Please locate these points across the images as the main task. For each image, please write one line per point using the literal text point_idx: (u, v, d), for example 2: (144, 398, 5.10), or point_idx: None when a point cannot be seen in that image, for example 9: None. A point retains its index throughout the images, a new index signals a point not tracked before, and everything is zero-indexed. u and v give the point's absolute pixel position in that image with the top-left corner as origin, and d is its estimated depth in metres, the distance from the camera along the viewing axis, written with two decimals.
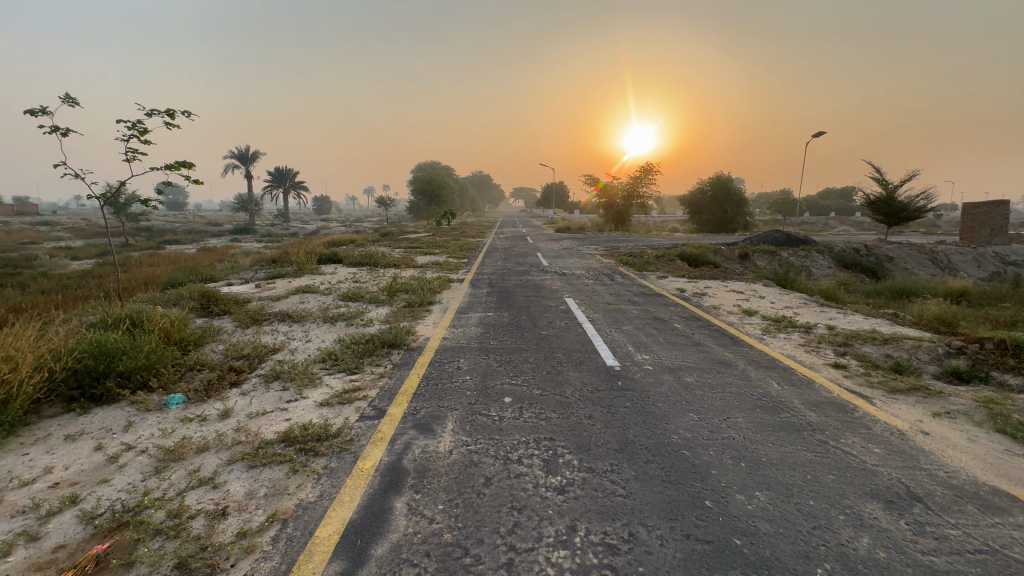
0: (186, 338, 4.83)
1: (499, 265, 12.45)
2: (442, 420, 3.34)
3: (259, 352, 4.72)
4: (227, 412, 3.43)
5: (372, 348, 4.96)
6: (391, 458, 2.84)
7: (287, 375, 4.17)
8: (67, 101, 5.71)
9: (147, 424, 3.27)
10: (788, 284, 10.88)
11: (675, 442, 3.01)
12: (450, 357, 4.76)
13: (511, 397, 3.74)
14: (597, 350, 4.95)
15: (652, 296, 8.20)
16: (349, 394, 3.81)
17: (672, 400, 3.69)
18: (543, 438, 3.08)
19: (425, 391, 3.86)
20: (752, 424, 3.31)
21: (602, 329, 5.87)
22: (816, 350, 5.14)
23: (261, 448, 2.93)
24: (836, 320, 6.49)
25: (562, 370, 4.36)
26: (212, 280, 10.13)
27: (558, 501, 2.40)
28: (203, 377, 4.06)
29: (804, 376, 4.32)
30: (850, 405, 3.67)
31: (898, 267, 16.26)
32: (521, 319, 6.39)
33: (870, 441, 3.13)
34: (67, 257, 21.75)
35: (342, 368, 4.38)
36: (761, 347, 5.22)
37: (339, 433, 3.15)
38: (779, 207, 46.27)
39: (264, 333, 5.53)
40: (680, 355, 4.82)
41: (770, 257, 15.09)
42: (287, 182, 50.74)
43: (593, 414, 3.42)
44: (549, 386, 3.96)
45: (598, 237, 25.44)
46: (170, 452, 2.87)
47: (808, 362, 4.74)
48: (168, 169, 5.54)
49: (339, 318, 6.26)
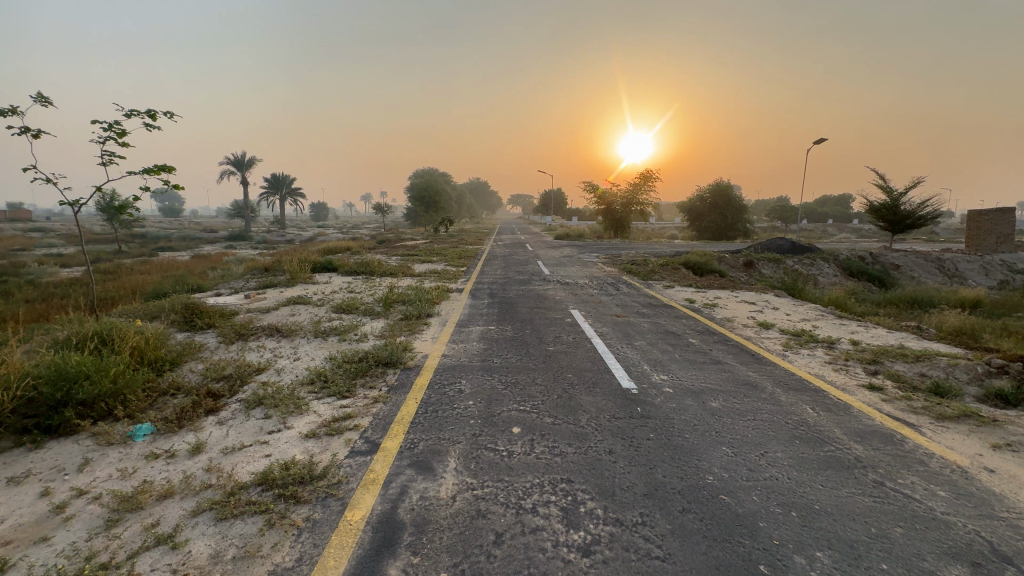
0: (162, 357, 4.44)
1: (499, 274, 12.07)
2: (443, 456, 2.95)
3: (242, 372, 4.31)
4: (199, 447, 3.02)
5: (366, 367, 4.57)
6: (385, 507, 2.43)
7: (270, 401, 3.75)
8: (40, 100, 5.34)
9: (105, 462, 2.86)
10: (797, 294, 10.56)
11: (711, 485, 2.62)
12: (451, 378, 4.36)
13: (520, 427, 3.34)
14: (610, 369, 4.56)
15: (660, 307, 7.83)
16: (339, 424, 3.40)
17: (699, 430, 3.30)
18: (559, 479, 2.69)
19: (423, 420, 3.46)
20: (795, 460, 2.92)
21: (613, 344, 5.48)
22: (845, 368, 4.77)
23: (232, 495, 2.52)
24: (858, 334, 6.13)
25: (573, 394, 3.96)
26: (199, 289, 9.71)
27: (584, 566, 2.01)
28: (177, 404, 3.64)
29: (838, 400, 3.94)
30: (898, 436, 3.30)
31: (904, 275, 15.98)
32: (525, 333, 6.00)
33: (931, 481, 2.74)
34: (55, 263, 21.29)
35: (332, 392, 3.98)
36: (785, 365, 4.84)
37: (325, 473, 2.74)
38: (779, 214, 45.97)
39: (249, 350, 5.12)
40: (700, 376, 4.43)
41: (776, 265, 14.77)
42: (284, 189, 50.35)
43: (613, 448, 3.04)
44: (561, 413, 3.56)
45: (597, 244, 25.15)
46: (126, 500, 2.45)
47: (840, 383, 4.37)
48: (148, 172, 5.11)
49: (331, 333, 5.85)
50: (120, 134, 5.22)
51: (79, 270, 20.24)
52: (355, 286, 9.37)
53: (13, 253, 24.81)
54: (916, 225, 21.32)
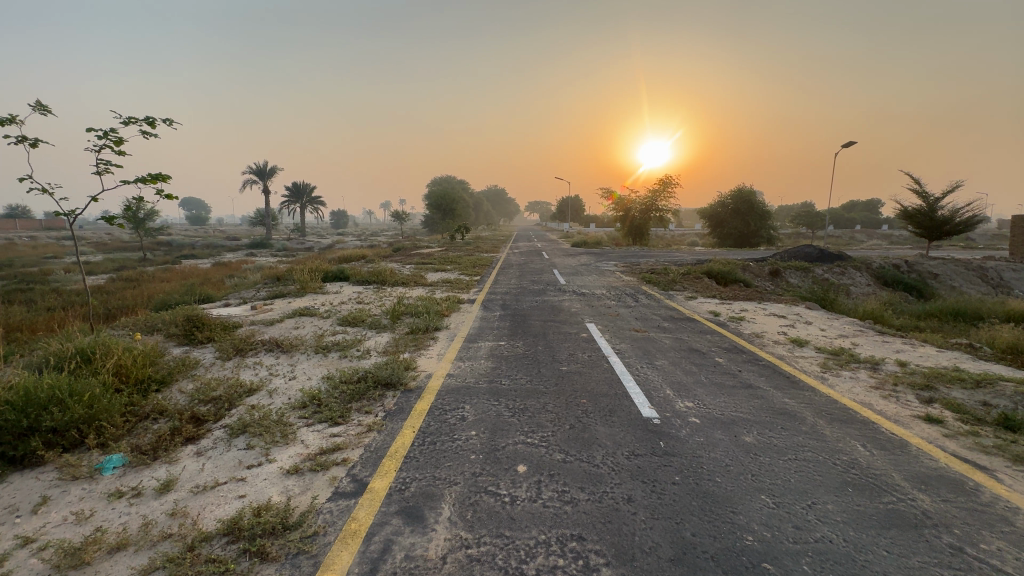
0: (150, 375, 4.19)
1: (513, 284, 11.68)
2: (436, 501, 2.58)
3: (231, 394, 4.02)
4: (167, 485, 2.71)
5: (363, 389, 4.24)
6: (361, 570, 2.07)
7: (255, 428, 3.44)
8: (38, 109, 5.22)
9: (63, 503, 2.57)
10: (830, 305, 9.91)
11: (750, 549, 2.19)
12: (453, 403, 3.99)
13: (526, 465, 2.96)
14: (629, 395, 4.13)
15: (683, 321, 7.34)
16: (326, 458, 3.07)
17: (733, 472, 2.86)
18: (570, 535, 2.29)
19: (419, 454, 3.09)
20: (849, 515, 2.47)
21: (632, 364, 5.04)
22: (894, 396, 4.24)
23: (191, 550, 2.19)
24: (905, 353, 5.55)
25: (587, 424, 3.54)
26: (209, 300, 9.58)
27: None
28: (156, 431, 3.37)
29: (891, 436, 3.44)
30: (971, 484, 2.79)
31: (944, 284, 15.09)
32: (538, 350, 5.60)
33: (1023, 548, 2.23)
34: (80, 271, 21.76)
35: (324, 418, 3.66)
36: (826, 391, 4.33)
37: (300, 523, 2.39)
38: (804, 220, 44.57)
39: (244, 368, 4.85)
40: (730, 404, 3.96)
41: (804, 275, 14.09)
42: (304, 198, 51.10)
43: (633, 495, 2.62)
44: (574, 448, 3.16)
45: (614, 252, 24.65)
46: (71, 554, 2.15)
47: (892, 414, 3.85)
48: (142, 181, 4.89)
49: (333, 349, 5.56)
50: (116, 142, 5.05)
51: (105, 277, 20.65)
52: (365, 297, 9.10)
53: (44, 258, 27.46)
54: (954, 232, 20.22)
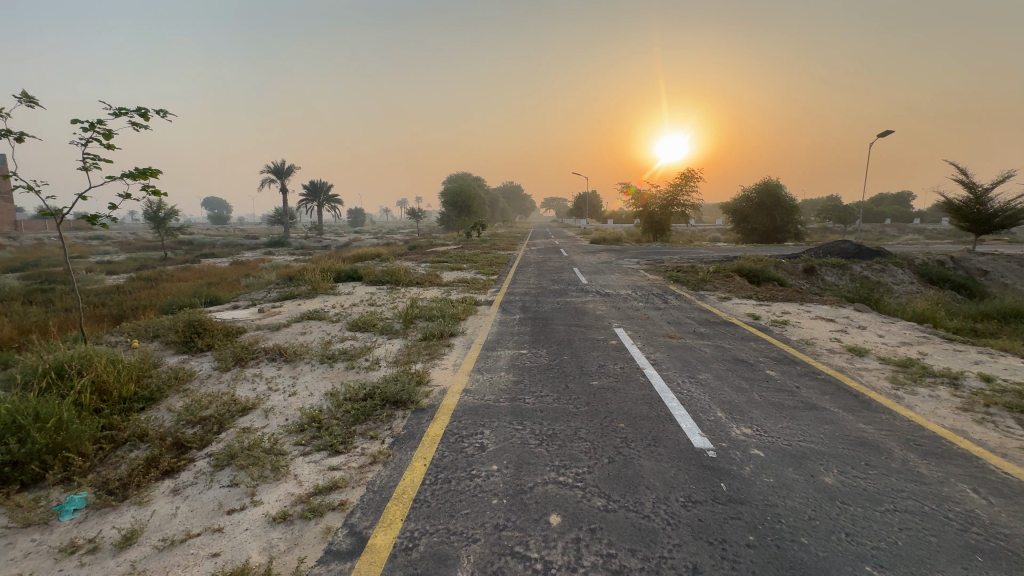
0: (136, 393, 3.79)
1: (532, 284, 11.14)
2: (451, 568, 2.06)
3: (222, 415, 3.58)
4: (130, 538, 2.25)
5: (369, 409, 3.75)
6: None
7: (243, 459, 2.97)
8: (25, 100, 4.87)
9: (4, 561, 2.14)
10: (876, 305, 9.12)
11: None
12: (471, 426, 3.47)
13: (560, 515, 2.42)
14: (675, 419, 3.54)
15: (721, 325, 6.69)
16: (320, 500, 2.57)
17: (821, 530, 2.28)
18: None
19: (431, 498, 2.58)
20: None
21: (672, 378, 4.46)
22: (991, 420, 3.58)
23: None
24: (985, 365, 4.85)
25: (629, 458, 2.99)
26: (218, 301, 9.25)
27: None
28: (131, 461, 2.94)
29: (1006, 476, 2.79)
30: None
31: (994, 281, 14.05)
32: (563, 361, 5.04)
33: None
34: (104, 271, 21.92)
35: (323, 445, 3.18)
36: (907, 415, 3.68)
37: None
38: (832, 214, 42.96)
39: (242, 381, 4.41)
40: (796, 431, 3.35)
41: (841, 272, 13.27)
42: (321, 198, 51.18)
43: (698, 562, 2.07)
44: (618, 492, 2.61)
45: (636, 249, 23.90)
46: None
47: (996, 445, 3.20)
48: (131, 177, 4.48)
49: (340, 358, 5.10)
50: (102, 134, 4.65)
51: (127, 276, 20.79)
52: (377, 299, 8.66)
53: (68, 257, 28.06)
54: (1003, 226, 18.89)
